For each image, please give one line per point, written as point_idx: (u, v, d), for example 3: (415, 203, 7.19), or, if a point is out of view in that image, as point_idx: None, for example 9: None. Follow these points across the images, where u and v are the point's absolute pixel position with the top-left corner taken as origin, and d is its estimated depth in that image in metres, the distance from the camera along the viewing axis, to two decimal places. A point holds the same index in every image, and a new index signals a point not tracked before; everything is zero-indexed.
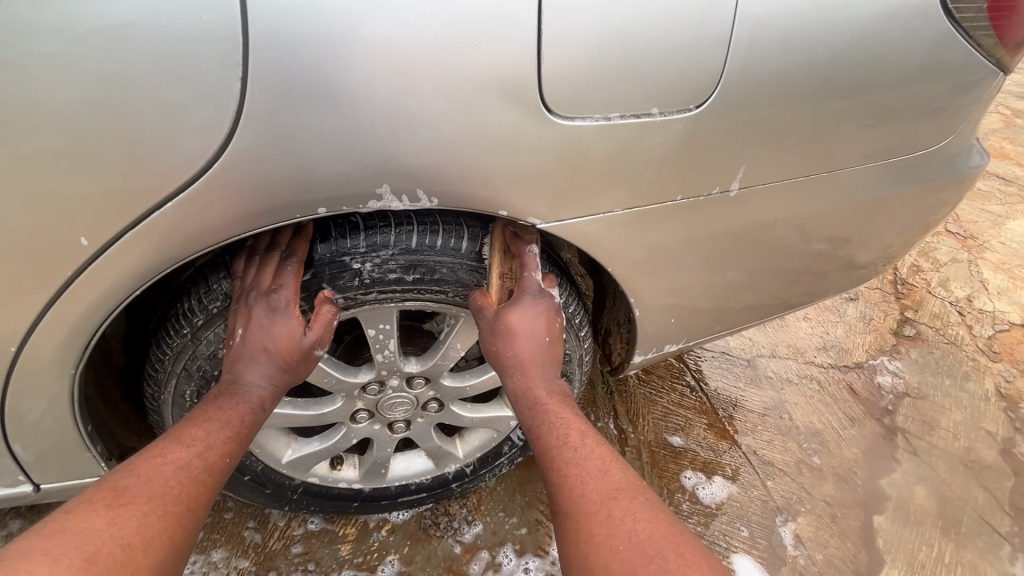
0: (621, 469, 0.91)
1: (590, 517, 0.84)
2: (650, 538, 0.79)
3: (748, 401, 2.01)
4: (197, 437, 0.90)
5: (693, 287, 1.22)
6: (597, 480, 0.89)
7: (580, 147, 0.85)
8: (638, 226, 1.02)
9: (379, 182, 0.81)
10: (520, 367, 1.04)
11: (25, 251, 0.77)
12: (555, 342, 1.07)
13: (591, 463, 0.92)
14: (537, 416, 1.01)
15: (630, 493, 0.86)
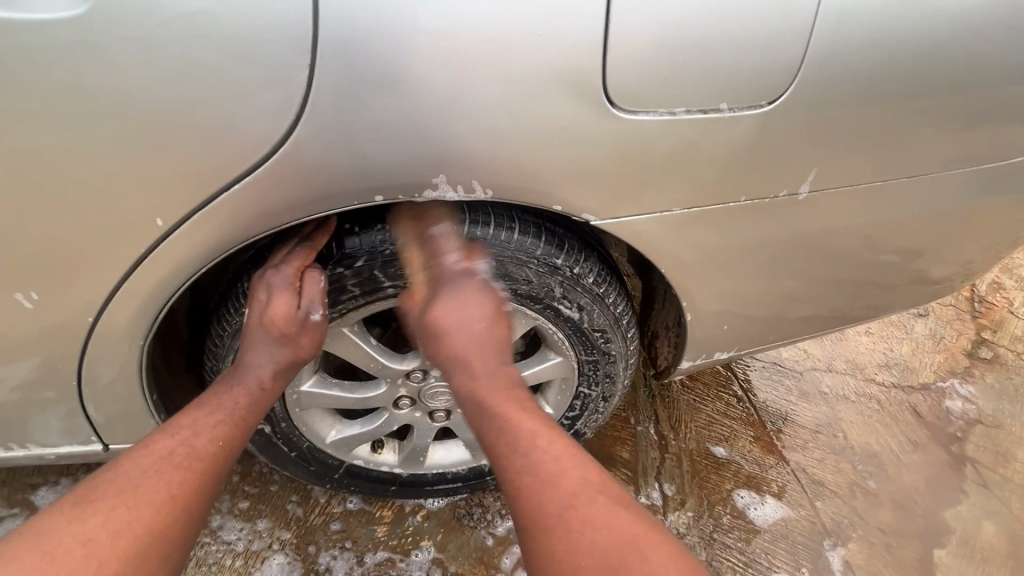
0: (582, 466, 0.90)
1: (558, 524, 0.83)
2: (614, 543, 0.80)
3: (799, 416, 1.91)
4: (182, 425, 0.93)
5: (749, 293, 1.17)
6: (558, 481, 0.87)
7: (641, 143, 0.82)
8: (696, 226, 0.98)
9: (436, 173, 0.80)
10: (462, 361, 1.04)
11: (103, 227, 0.82)
12: (495, 325, 1.04)
13: (550, 462, 0.89)
14: (479, 422, 0.98)
15: (591, 494, 0.86)
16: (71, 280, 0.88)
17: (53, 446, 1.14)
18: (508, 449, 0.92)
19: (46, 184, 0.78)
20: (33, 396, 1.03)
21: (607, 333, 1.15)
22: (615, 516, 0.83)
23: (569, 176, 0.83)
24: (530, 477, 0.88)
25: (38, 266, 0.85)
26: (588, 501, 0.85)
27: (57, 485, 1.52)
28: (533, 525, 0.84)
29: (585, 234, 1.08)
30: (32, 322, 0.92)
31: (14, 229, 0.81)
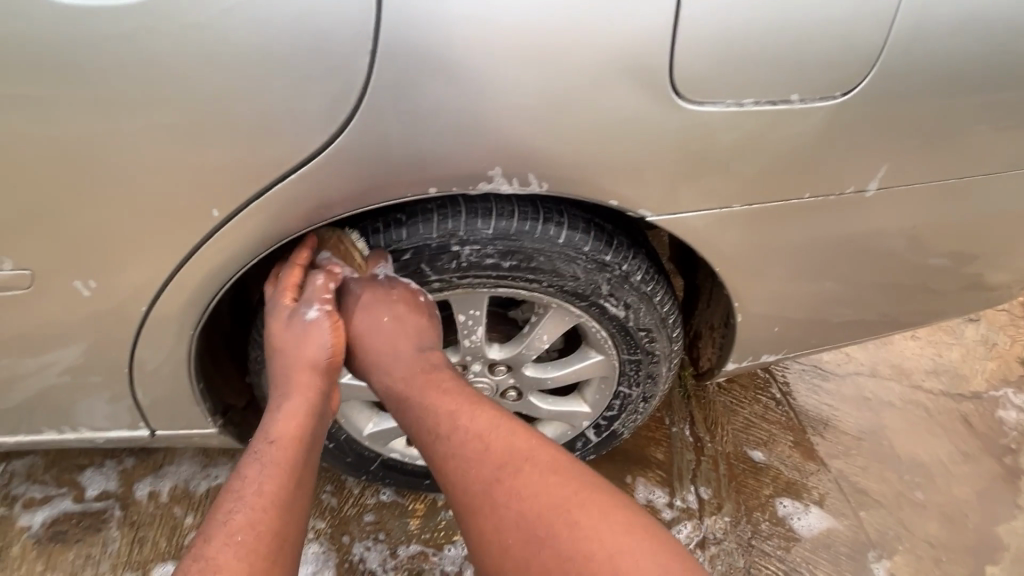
0: (510, 438, 0.89)
1: (489, 501, 0.83)
2: (545, 512, 0.80)
3: (841, 421, 1.85)
4: (229, 515, 0.77)
5: (803, 294, 1.12)
6: (487, 461, 0.87)
7: (704, 137, 0.79)
8: (754, 224, 0.94)
9: (492, 165, 0.79)
10: (370, 364, 1.00)
11: (159, 216, 0.83)
12: (399, 324, 0.98)
13: (479, 444, 0.88)
14: (417, 418, 0.95)
15: (521, 464, 0.85)
16: (126, 268, 0.89)
17: (102, 430, 1.16)
18: (446, 445, 0.90)
19: (106, 174, 0.78)
20: (86, 381, 1.05)
21: (652, 332, 1.12)
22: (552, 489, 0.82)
23: (628, 169, 0.80)
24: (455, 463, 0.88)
25: (96, 254, 0.86)
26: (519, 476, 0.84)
27: (102, 467, 1.56)
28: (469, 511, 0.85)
29: (634, 230, 1.05)
30: (87, 309, 0.93)
31: (74, 217, 0.82)
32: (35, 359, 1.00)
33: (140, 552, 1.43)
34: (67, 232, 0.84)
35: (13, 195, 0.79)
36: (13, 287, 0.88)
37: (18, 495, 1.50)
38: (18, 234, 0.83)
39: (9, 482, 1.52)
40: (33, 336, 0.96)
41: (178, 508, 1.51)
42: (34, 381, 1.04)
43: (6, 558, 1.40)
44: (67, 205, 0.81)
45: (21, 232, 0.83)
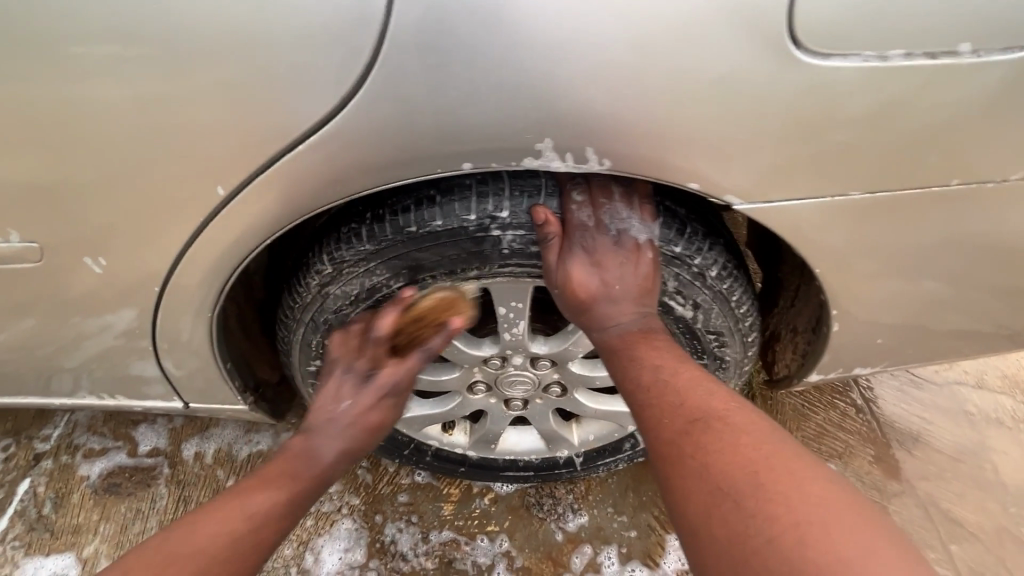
0: (778, 438, 0.67)
1: (732, 498, 0.62)
2: (746, 481, 0.62)
3: (934, 438, 1.61)
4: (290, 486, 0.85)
5: (917, 300, 0.91)
6: (735, 451, 0.65)
7: (806, 106, 0.62)
8: (866, 217, 0.75)
9: (542, 136, 0.66)
10: (588, 312, 0.86)
11: (173, 187, 0.78)
12: (626, 286, 0.83)
13: (734, 429, 0.68)
14: (626, 368, 0.81)
15: (791, 468, 0.62)
16: (143, 241, 0.85)
17: (140, 395, 1.16)
18: (682, 425, 0.71)
19: (117, 137, 0.73)
20: (118, 350, 1.05)
21: (723, 337, 0.95)
22: (829, 505, 0.58)
23: (710, 141, 0.65)
24: (689, 445, 0.69)
25: (110, 226, 0.84)
26: (789, 476, 0.61)
27: (154, 424, 1.60)
28: (687, 509, 0.65)
29: (710, 217, 0.89)
30: (111, 281, 0.91)
31: (89, 188, 0.79)
32: (69, 330, 1.00)
33: (183, 511, 1.46)
34: (82, 203, 0.81)
35: (29, 163, 0.77)
36: (24, 261, 0.88)
37: (80, 445, 1.57)
38: (38, 204, 0.81)
39: (73, 432, 1.59)
40: (65, 306, 0.95)
41: (221, 470, 1.53)
42: (71, 347, 1.04)
43: (66, 504, 1.47)
44: (82, 175, 0.78)
45: (41, 202, 0.81)
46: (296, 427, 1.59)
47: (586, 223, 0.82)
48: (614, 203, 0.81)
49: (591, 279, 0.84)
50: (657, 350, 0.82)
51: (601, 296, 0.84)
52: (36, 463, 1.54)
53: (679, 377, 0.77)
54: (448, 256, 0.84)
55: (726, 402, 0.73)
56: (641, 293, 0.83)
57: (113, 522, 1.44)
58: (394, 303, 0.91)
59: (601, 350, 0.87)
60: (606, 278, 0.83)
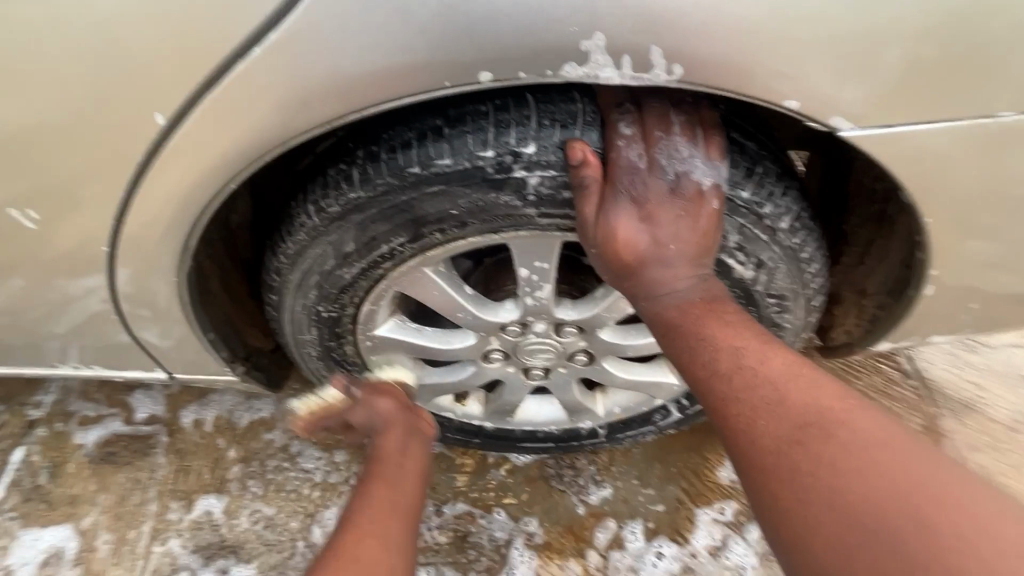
0: (913, 445, 0.54)
1: (870, 530, 0.50)
2: (898, 515, 0.50)
3: (988, 405, 1.47)
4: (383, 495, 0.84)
5: (1018, 251, 0.77)
6: (875, 474, 0.53)
7: (932, 2, 0.54)
8: (979, 144, 0.64)
9: (589, 34, 0.56)
10: (637, 279, 0.71)
11: (121, 117, 0.65)
12: (682, 242, 0.68)
13: (859, 435, 0.55)
14: (698, 350, 0.67)
15: (952, 493, 0.50)
16: (94, 186, 0.72)
17: (119, 364, 1.05)
18: (784, 428, 0.59)
19: (42, 48, 0.60)
20: (87, 317, 0.93)
21: (786, 300, 0.81)
22: (1014, 543, 0.47)
23: (814, 50, 0.56)
24: (803, 460, 0.56)
25: (52, 168, 0.70)
26: (948, 505, 0.49)
27: (150, 390, 1.51)
28: (801, 535, 0.54)
29: (782, 155, 0.73)
30: (65, 236, 0.78)
31: (22, 121, 0.66)
32: (34, 297, 0.89)
33: (184, 481, 1.38)
34: (16, 141, 0.68)
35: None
36: None
37: (74, 412, 1.49)
38: None
39: (66, 398, 1.51)
40: (17, 265, 0.83)
41: (221, 439, 1.44)
42: (35, 311, 0.92)
43: (62, 474, 1.40)
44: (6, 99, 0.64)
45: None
46: (299, 393, 1.49)
47: (638, 166, 0.66)
48: (672, 137, 0.64)
49: (640, 237, 0.68)
50: (724, 325, 0.68)
51: (652, 259, 0.69)
52: (30, 431, 1.47)
53: (769, 364, 0.64)
54: (460, 206, 0.68)
55: (838, 397, 0.60)
56: (700, 251, 0.69)
57: (111, 493, 1.37)
58: (396, 264, 0.77)
59: (651, 321, 0.72)
60: (658, 237, 0.68)
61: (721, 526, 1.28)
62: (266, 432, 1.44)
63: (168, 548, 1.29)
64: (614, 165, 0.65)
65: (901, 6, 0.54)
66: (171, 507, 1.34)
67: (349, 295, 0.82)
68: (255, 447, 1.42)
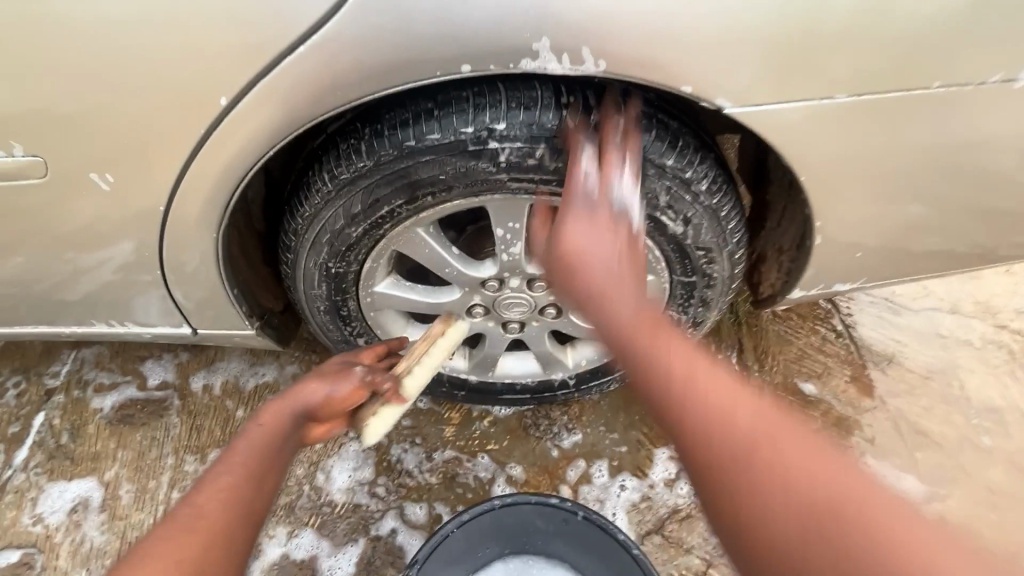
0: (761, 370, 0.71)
1: (731, 411, 0.64)
2: (746, 399, 0.65)
3: (908, 358, 1.68)
4: (249, 456, 0.82)
5: (883, 207, 0.98)
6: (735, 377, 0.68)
7: (783, 15, 0.74)
8: (837, 121, 0.85)
9: (538, 36, 0.75)
10: (569, 204, 0.81)
11: (182, 100, 0.84)
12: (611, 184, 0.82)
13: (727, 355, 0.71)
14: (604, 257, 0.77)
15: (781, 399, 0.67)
16: (153, 154, 0.90)
17: (150, 322, 1.21)
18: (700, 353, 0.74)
19: (128, 50, 0.80)
20: (128, 274, 1.09)
21: (712, 252, 1.00)
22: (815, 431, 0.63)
23: (703, 47, 0.76)
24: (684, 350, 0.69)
25: (121, 144, 0.89)
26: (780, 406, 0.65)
27: (161, 359, 1.65)
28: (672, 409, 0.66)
29: (700, 133, 0.93)
30: (121, 198, 0.96)
31: (103, 100, 0.84)
32: (85, 255, 1.05)
33: (197, 437, 1.52)
34: (96, 118, 0.86)
35: (46, 75, 0.82)
36: (30, 175, 0.92)
37: (90, 380, 1.62)
38: (51, 121, 0.86)
39: (81, 368, 1.64)
40: (76, 226, 1.00)
41: (229, 400, 1.58)
42: (84, 270, 1.08)
43: (82, 434, 1.53)
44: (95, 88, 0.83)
45: (57, 115, 0.86)
46: (299, 359, 1.65)
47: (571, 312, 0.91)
48: (611, 114, 0.84)
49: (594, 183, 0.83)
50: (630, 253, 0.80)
51: (584, 191, 0.81)
52: (49, 398, 1.59)
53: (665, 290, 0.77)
54: (447, 171, 0.86)
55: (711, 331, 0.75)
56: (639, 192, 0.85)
57: (129, 449, 1.50)
58: (394, 223, 0.94)
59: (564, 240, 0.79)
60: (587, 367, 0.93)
61: (675, 463, 1.48)
62: (271, 393, 1.59)
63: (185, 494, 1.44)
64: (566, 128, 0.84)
65: (761, 18, 0.74)
66: (186, 459, 1.49)
67: (355, 252, 0.99)
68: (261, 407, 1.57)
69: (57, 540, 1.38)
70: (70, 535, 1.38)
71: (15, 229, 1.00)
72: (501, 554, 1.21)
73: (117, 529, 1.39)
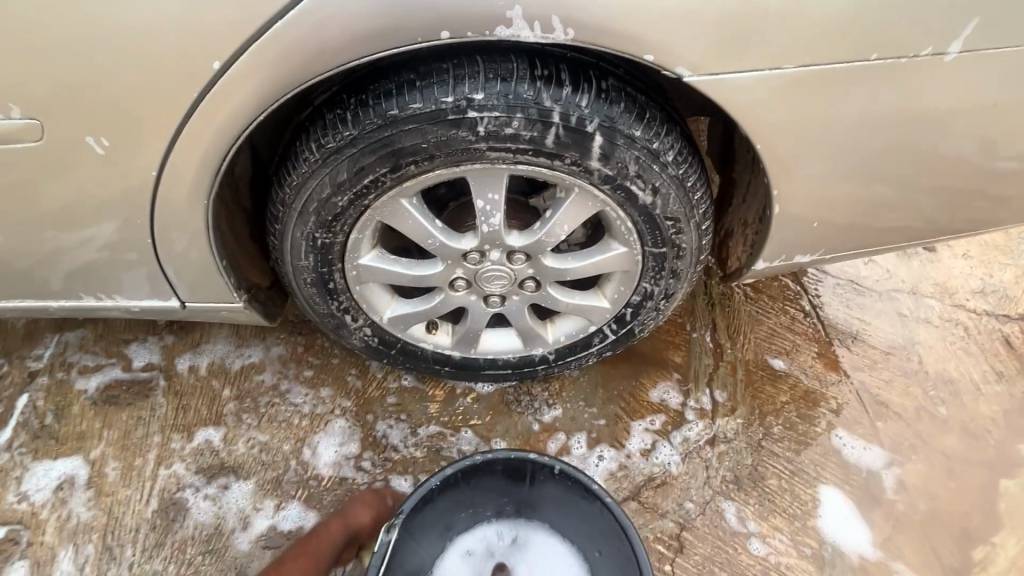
0: None
1: None
2: None
3: (871, 335, 1.77)
4: None
5: (837, 179, 1.05)
6: None
7: None
8: (790, 93, 0.92)
9: (511, 5, 0.81)
10: None
11: (173, 70, 0.87)
12: None
13: None
14: None
15: None
16: (144, 124, 0.93)
17: (138, 297, 1.23)
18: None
19: (122, 19, 0.83)
20: (117, 245, 1.10)
21: (679, 222, 1.07)
22: None
23: (664, 19, 0.82)
24: None
25: (112, 113, 0.91)
26: None
27: (146, 342, 1.66)
28: None
29: (666, 108, 1.00)
30: (111, 169, 0.98)
31: (99, 66, 0.87)
32: (75, 226, 1.07)
33: (183, 416, 1.54)
34: (88, 88, 0.89)
35: (44, 40, 0.84)
36: (20, 145, 0.94)
37: (74, 362, 1.62)
38: (43, 89, 0.88)
39: (65, 350, 1.64)
40: (65, 197, 1.02)
41: (214, 381, 1.60)
42: (72, 243, 1.10)
43: (67, 414, 1.53)
44: (88, 58, 0.86)
45: (50, 83, 0.88)
46: (285, 340, 1.67)
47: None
48: (582, 87, 0.91)
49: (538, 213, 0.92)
50: None
51: None
52: (32, 380, 1.59)
53: None
54: (429, 140, 0.91)
55: None
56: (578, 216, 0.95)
57: (115, 428, 1.52)
58: (379, 193, 0.98)
59: None
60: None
61: (651, 434, 1.54)
62: (257, 373, 1.62)
63: (172, 471, 1.46)
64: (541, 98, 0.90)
65: None
66: (173, 437, 1.51)
67: (341, 222, 1.03)
68: (247, 387, 1.59)
69: (43, 517, 1.39)
70: (56, 511, 1.40)
71: (5, 198, 1.02)
72: (494, 519, 1.25)
73: (104, 505, 1.41)
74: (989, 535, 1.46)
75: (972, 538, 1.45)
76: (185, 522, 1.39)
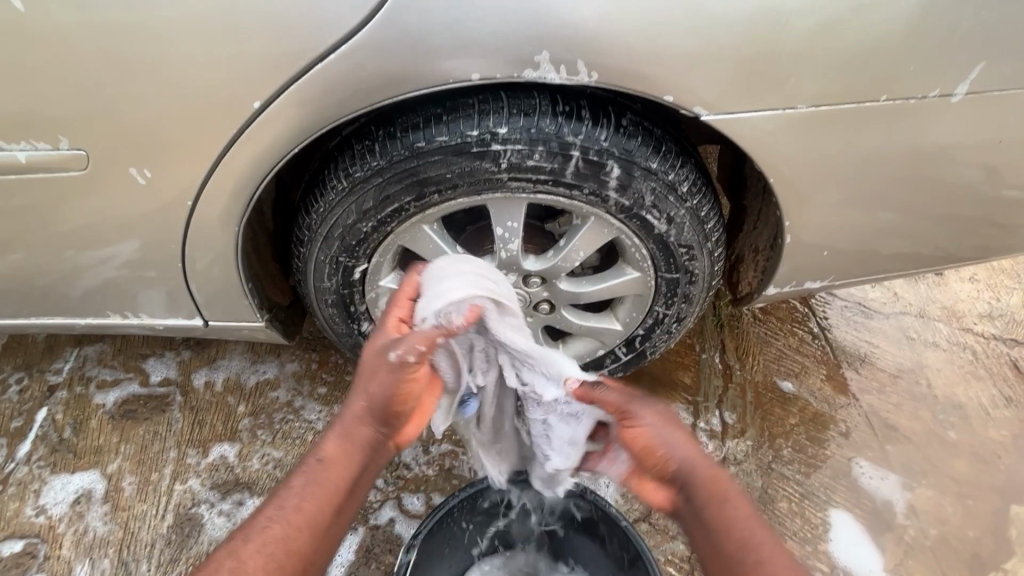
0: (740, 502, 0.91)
1: (747, 554, 0.86)
2: (750, 540, 0.87)
3: (879, 358, 1.78)
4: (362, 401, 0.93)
5: (845, 210, 1.08)
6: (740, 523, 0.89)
7: (749, 34, 0.85)
8: (801, 131, 0.96)
9: (538, 50, 0.85)
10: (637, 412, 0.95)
11: (214, 105, 0.92)
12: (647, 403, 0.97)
13: (728, 495, 0.91)
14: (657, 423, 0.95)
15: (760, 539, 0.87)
16: (182, 155, 0.97)
17: (163, 315, 1.26)
18: (704, 484, 0.92)
19: (166, 60, 0.87)
20: (147, 266, 1.14)
21: (693, 249, 1.10)
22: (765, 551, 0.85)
23: (683, 63, 0.86)
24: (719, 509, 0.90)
25: (152, 144, 0.96)
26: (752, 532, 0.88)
27: (163, 356, 1.69)
28: (728, 545, 0.88)
29: (680, 141, 1.04)
30: (147, 195, 1.02)
31: (142, 100, 0.91)
32: (108, 248, 1.11)
33: (199, 431, 1.56)
34: (130, 120, 0.93)
35: (87, 73, 0.89)
36: (62, 171, 0.98)
37: (92, 376, 1.65)
38: (88, 122, 0.93)
39: (84, 364, 1.67)
40: (101, 221, 1.06)
41: (230, 397, 1.63)
42: (103, 263, 1.14)
43: (85, 428, 1.56)
44: (132, 93, 0.90)
45: (95, 116, 0.93)
46: (300, 357, 1.70)
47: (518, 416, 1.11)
48: (602, 121, 0.95)
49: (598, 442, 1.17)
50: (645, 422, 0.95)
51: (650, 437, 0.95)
52: (51, 394, 1.62)
53: (678, 442, 0.95)
54: (453, 171, 0.96)
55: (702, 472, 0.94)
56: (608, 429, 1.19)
57: (132, 443, 1.54)
58: (403, 219, 1.02)
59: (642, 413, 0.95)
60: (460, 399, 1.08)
61: None
62: (271, 390, 1.64)
63: (188, 486, 1.48)
64: (564, 132, 0.94)
65: (729, 36, 0.85)
66: (188, 453, 1.53)
67: (365, 247, 1.07)
68: (262, 403, 1.62)
69: (61, 531, 1.41)
70: (73, 526, 1.41)
71: (41, 219, 1.06)
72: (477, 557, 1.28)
73: (121, 519, 1.43)
74: (1001, 562, 1.45)
75: (983, 565, 1.45)
76: (200, 538, 1.40)
